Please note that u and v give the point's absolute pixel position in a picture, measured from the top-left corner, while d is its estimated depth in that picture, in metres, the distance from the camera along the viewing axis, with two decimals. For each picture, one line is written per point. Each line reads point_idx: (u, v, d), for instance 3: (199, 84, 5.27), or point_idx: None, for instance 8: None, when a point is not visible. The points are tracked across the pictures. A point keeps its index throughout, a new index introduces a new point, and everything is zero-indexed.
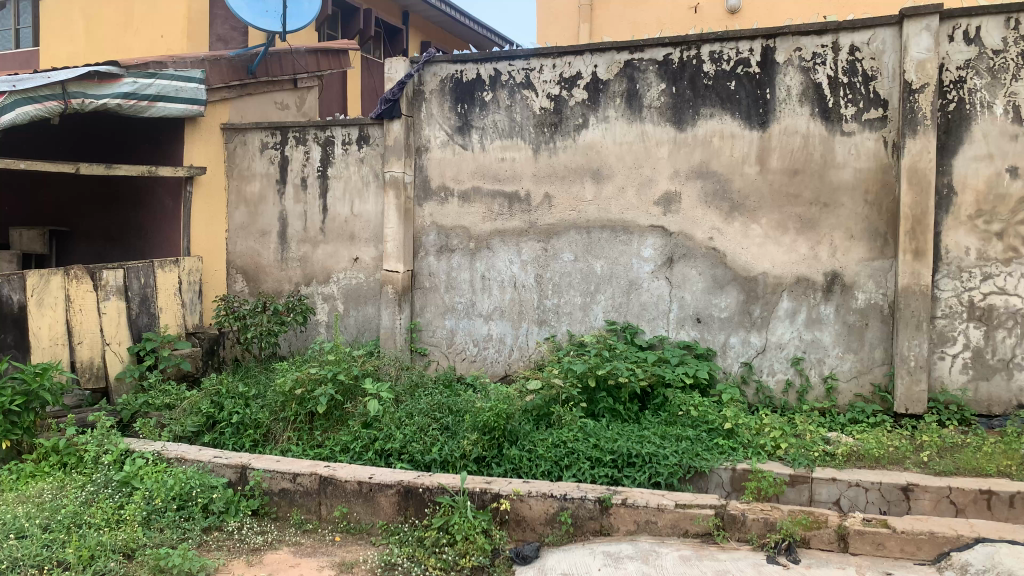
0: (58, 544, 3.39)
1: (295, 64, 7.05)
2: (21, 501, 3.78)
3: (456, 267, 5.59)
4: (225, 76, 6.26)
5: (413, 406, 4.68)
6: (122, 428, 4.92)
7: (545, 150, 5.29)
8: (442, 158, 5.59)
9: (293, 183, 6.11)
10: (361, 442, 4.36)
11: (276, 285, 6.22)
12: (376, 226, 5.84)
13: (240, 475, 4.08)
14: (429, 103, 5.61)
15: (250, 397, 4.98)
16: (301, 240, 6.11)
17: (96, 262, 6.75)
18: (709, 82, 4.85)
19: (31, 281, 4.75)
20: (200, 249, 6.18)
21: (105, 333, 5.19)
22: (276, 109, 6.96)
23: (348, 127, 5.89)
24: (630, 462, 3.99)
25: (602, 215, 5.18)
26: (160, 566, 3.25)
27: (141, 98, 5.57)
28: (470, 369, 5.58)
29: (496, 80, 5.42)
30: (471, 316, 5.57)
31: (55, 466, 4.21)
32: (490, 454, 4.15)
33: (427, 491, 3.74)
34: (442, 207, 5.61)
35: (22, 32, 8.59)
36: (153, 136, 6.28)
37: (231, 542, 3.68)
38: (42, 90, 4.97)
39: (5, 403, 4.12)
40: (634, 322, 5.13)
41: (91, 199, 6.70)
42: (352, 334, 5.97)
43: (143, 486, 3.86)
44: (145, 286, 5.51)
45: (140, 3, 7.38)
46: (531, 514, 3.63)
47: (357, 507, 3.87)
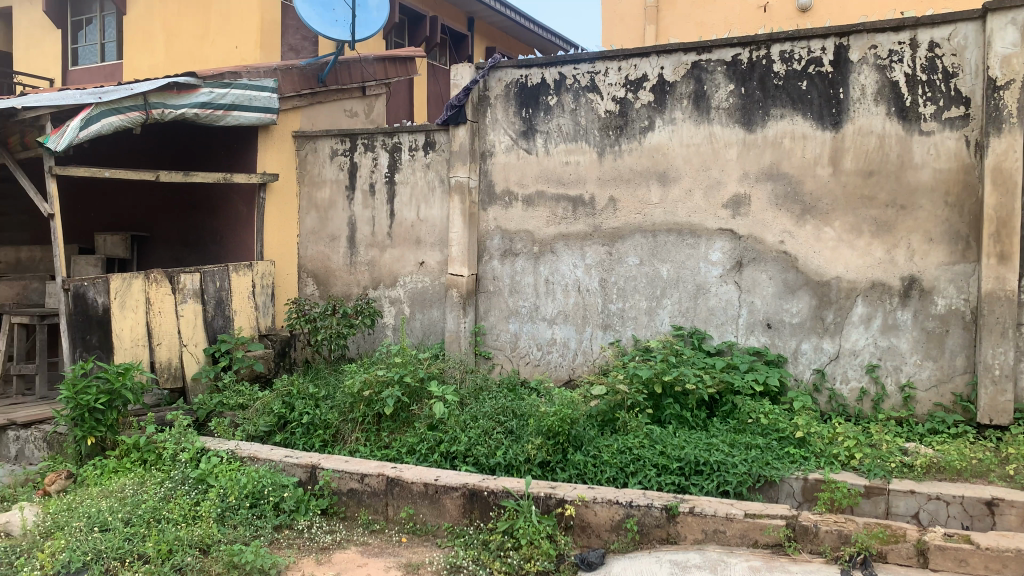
0: (138, 538, 3.54)
1: (363, 71, 7.19)
2: (105, 496, 3.95)
3: (521, 270, 5.60)
4: (297, 85, 6.43)
5: (478, 410, 4.71)
6: (198, 427, 5.08)
7: (610, 152, 5.26)
8: (507, 162, 5.61)
9: (362, 189, 6.23)
10: (427, 444, 4.41)
11: (345, 289, 6.34)
12: (442, 230, 5.90)
13: (310, 475, 4.16)
14: (494, 108, 5.65)
15: (321, 398, 5.10)
16: (369, 245, 6.22)
17: (174, 265, 6.99)
18: (780, 82, 4.75)
19: (115, 285, 5.00)
20: (272, 254, 6.35)
21: (183, 335, 5.37)
22: (346, 116, 7.11)
23: (415, 133, 5.97)
24: (698, 470, 3.92)
25: (669, 218, 5.11)
26: (234, 563, 3.33)
27: (217, 108, 5.78)
28: (534, 373, 5.57)
29: (561, 84, 5.41)
30: (535, 320, 5.57)
31: (136, 463, 4.37)
32: (555, 459, 4.14)
33: (492, 494, 3.74)
34: (507, 211, 5.63)
35: (106, 46, 8.91)
36: (230, 144, 6.50)
37: (301, 540, 3.76)
38: (125, 101, 5.15)
39: (89, 401, 4.34)
40: (701, 328, 5.05)
41: (170, 205, 6.94)
42: (418, 337, 6.03)
43: (218, 483, 3.98)
44: (221, 289, 5.67)
45: (217, 16, 7.65)
46: (597, 521, 3.61)
47: (424, 509, 3.90)
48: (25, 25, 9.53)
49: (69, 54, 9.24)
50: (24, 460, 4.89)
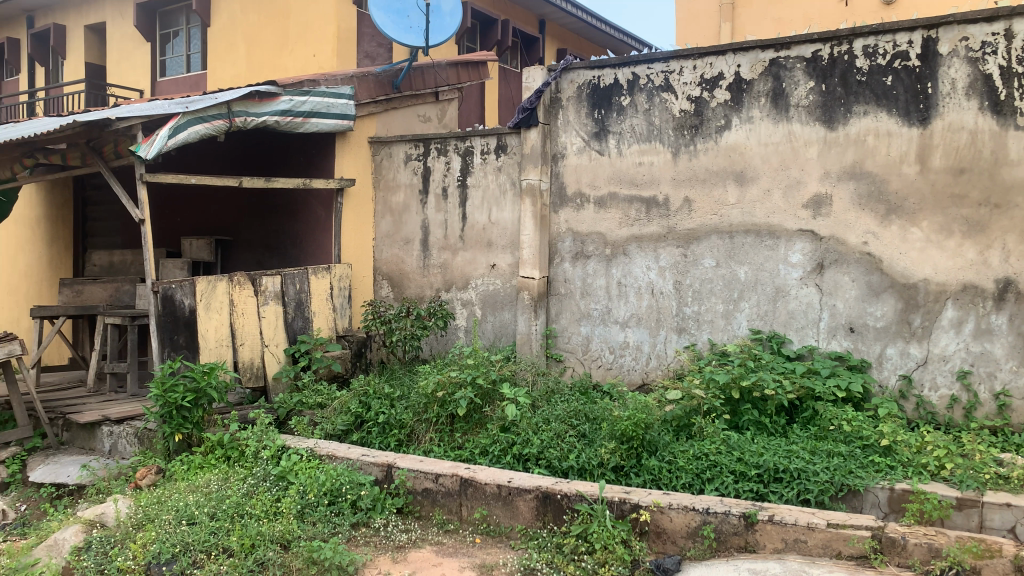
0: (223, 532, 3.67)
1: (436, 77, 7.27)
2: (191, 490, 4.10)
3: (593, 272, 5.57)
4: (373, 91, 6.56)
5: (550, 412, 4.70)
6: (279, 425, 5.22)
7: (685, 152, 5.18)
8: (579, 164, 5.60)
9: (435, 193, 6.31)
10: (500, 446, 4.43)
11: (419, 291, 6.43)
12: (513, 233, 5.91)
13: (386, 474, 4.22)
14: (566, 110, 5.64)
15: (396, 398, 5.18)
16: (442, 248, 6.29)
17: (256, 269, 7.21)
18: (863, 78, 4.60)
19: (200, 287, 5.21)
20: (349, 257, 6.49)
21: (264, 335, 5.53)
22: (420, 122, 7.20)
23: (487, 137, 6.01)
24: (777, 478, 3.82)
25: (747, 219, 5.00)
26: (314, 559, 3.42)
27: (297, 115, 5.94)
28: (607, 376, 5.53)
29: (634, 84, 5.36)
30: (608, 323, 5.52)
31: (220, 459, 4.53)
32: (629, 463, 4.10)
33: (566, 497, 3.73)
34: (578, 213, 5.61)
35: (191, 57, 9.26)
36: (308, 150, 6.68)
37: (378, 538, 3.82)
38: (211, 110, 5.34)
39: (177, 399, 4.52)
40: (780, 331, 4.92)
41: (252, 210, 7.16)
42: (490, 339, 6.05)
43: (297, 480, 4.08)
44: (301, 291, 5.81)
45: (295, 26, 7.87)
46: (672, 527, 3.55)
47: (497, 511, 3.92)
48: (117, 39, 9.96)
49: (157, 66, 9.60)
50: (118, 455, 5.07)
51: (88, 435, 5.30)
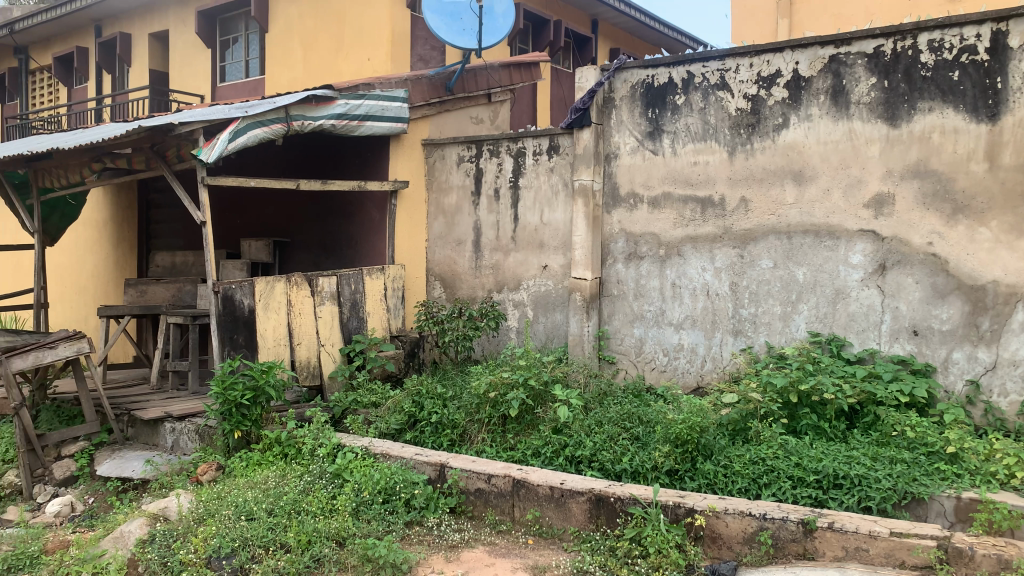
0: (280, 528, 3.74)
1: (489, 79, 7.30)
2: (250, 486, 4.19)
3: (646, 273, 5.52)
4: (426, 94, 6.63)
5: (603, 415, 4.67)
6: (334, 423, 5.29)
7: (742, 151, 5.10)
8: (632, 164, 5.55)
9: (487, 194, 6.33)
10: (552, 447, 4.42)
11: (471, 292, 6.46)
12: (565, 234, 5.89)
13: (439, 473, 4.25)
14: (619, 110, 5.60)
15: (448, 398, 5.20)
16: (494, 249, 6.31)
17: (312, 269, 7.33)
18: (928, 74, 4.47)
19: (259, 288, 5.31)
20: (402, 258, 6.56)
21: (320, 335, 5.63)
22: (472, 123, 7.24)
23: (539, 137, 6.00)
24: (837, 484, 3.73)
25: (805, 219, 4.90)
26: (368, 556, 3.47)
27: (352, 118, 6.03)
28: (660, 379, 5.47)
29: (689, 82, 5.30)
30: (661, 325, 5.46)
31: (278, 456, 4.61)
32: (684, 467, 4.05)
33: (619, 500, 3.70)
34: (632, 213, 5.57)
35: (250, 63, 9.47)
36: (363, 152, 6.77)
37: (431, 537, 3.85)
38: (269, 114, 5.46)
39: (236, 397, 4.64)
40: (840, 334, 4.80)
41: (309, 212, 7.29)
42: (542, 340, 6.04)
43: (353, 478, 4.14)
44: (356, 292, 5.89)
45: (350, 31, 7.99)
46: (728, 532, 3.50)
47: (550, 512, 3.91)
48: (180, 46, 10.23)
49: (218, 72, 9.83)
50: (180, 450, 5.23)
51: (152, 431, 5.48)
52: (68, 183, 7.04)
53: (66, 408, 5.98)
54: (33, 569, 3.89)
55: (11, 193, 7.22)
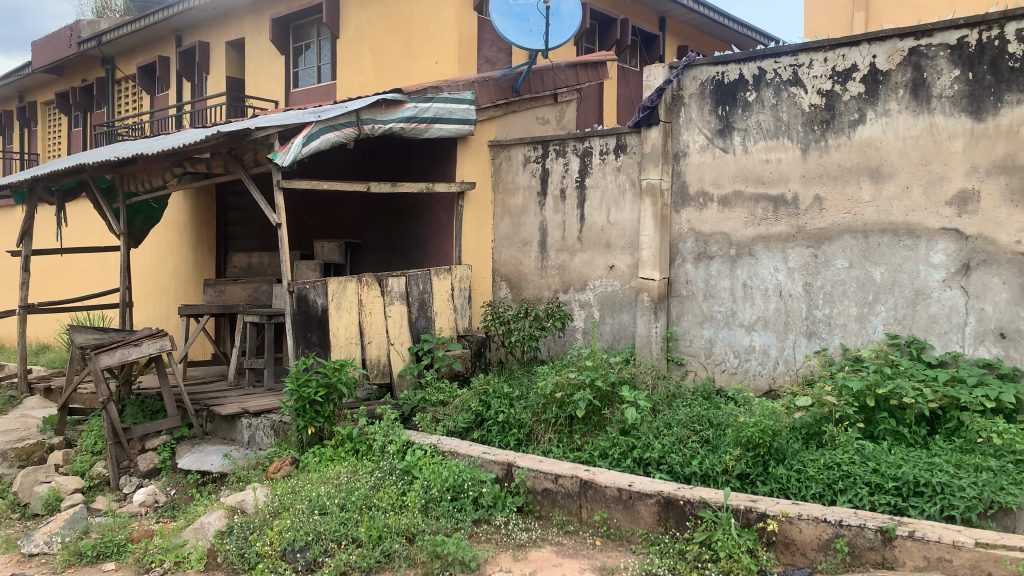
0: (352, 523, 3.82)
1: (555, 79, 7.29)
2: (323, 481, 4.29)
3: (716, 274, 5.43)
4: (493, 96, 6.66)
5: (671, 417, 4.63)
6: (403, 421, 5.38)
7: (816, 149, 4.97)
8: (702, 162, 5.48)
9: (554, 194, 6.33)
10: (620, 449, 4.39)
11: (537, 292, 6.47)
12: (633, 234, 5.84)
13: (507, 472, 4.27)
14: (689, 107, 5.53)
15: (515, 398, 5.22)
16: (560, 249, 6.31)
17: (381, 269, 7.47)
18: (1016, 65, 4.27)
19: (332, 287, 5.44)
20: (470, 258, 6.63)
21: (390, 334, 5.73)
22: (538, 124, 7.24)
23: (606, 137, 5.97)
24: (918, 492, 3.60)
25: (883, 217, 4.75)
26: (437, 552, 3.52)
27: (421, 121, 6.12)
28: (731, 381, 5.37)
29: (760, 79, 5.20)
30: (732, 326, 5.37)
31: (349, 452, 4.71)
32: (755, 471, 3.97)
33: (688, 504, 3.65)
34: (701, 212, 5.50)
35: (322, 68, 9.69)
36: (432, 155, 6.87)
37: (499, 536, 3.88)
38: (341, 118, 5.57)
39: (310, 394, 4.78)
40: (921, 336, 4.63)
41: (379, 213, 7.44)
42: (609, 341, 6.01)
43: (422, 475, 4.20)
44: (424, 292, 5.97)
45: (419, 34, 8.10)
46: (802, 538, 3.42)
47: (618, 514, 3.88)
48: (255, 54, 10.54)
49: (291, 78, 10.09)
50: (255, 445, 5.40)
51: (229, 427, 5.67)
52: (150, 187, 7.32)
53: (149, 403, 6.24)
54: (120, 556, 4.10)
55: (99, 197, 7.57)
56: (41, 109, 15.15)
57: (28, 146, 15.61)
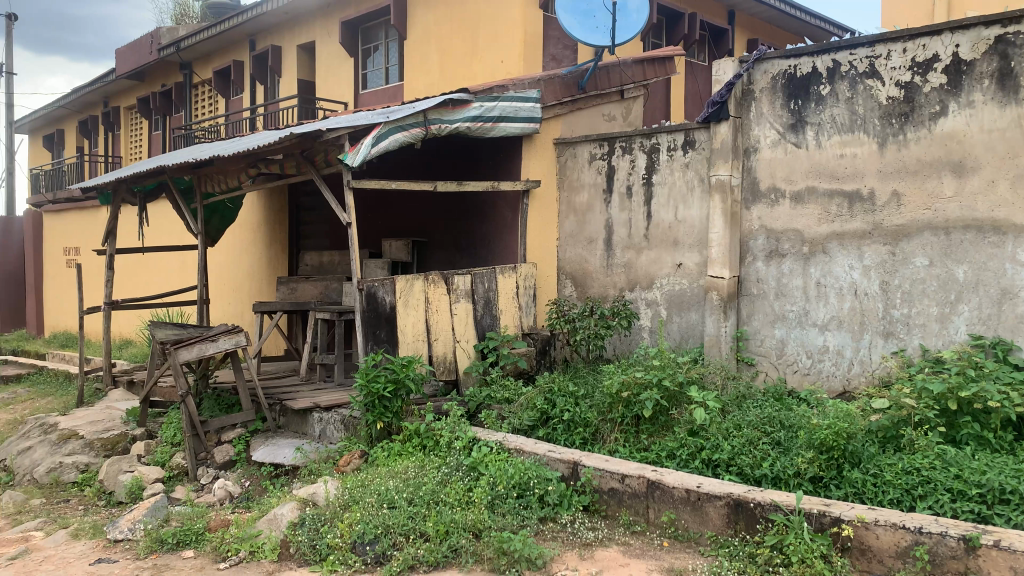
0: (419, 517, 3.87)
1: (622, 75, 7.22)
2: (391, 476, 4.35)
3: (788, 272, 5.31)
4: (559, 93, 6.64)
5: (741, 418, 4.55)
6: (469, 417, 5.42)
7: (894, 143, 4.81)
8: (773, 158, 5.36)
9: (620, 191, 6.28)
10: (688, 449, 4.33)
11: (602, 291, 6.43)
12: (701, 231, 5.75)
13: (573, 471, 4.26)
14: (759, 102, 5.42)
15: (580, 397, 5.20)
16: (626, 247, 6.26)
17: (449, 268, 7.56)
18: None
19: (400, 286, 5.52)
20: (535, 256, 6.63)
21: (456, 332, 5.78)
22: (604, 121, 7.14)
23: (674, 133, 5.89)
24: (1004, 499, 3.44)
25: (966, 214, 4.56)
26: (503, 549, 3.56)
27: (486, 120, 6.15)
28: (803, 382, 5.24)
29: (835, 71, 5.06)
30: (804, 326, 5.24)
31: (417, 447, 4.77)
32: (829, 475, 3.87)
33: (758, 506, 3.58)
34: (773, 209, 5.37)
35: (390, 69, 9.84)
36: (497, 152, 6.90)
37: (565, 534, 3.88)
38: (409, 119, 5.64)
39: (379, 389, 4.86)
40: (1006, 338, 4.43)
41: (446, 213, 7.54)
42: (676, 340, 5.93)
43: (488, 472, 4.23)
44: (489, 290, 5.98)
45: (485, 34, 8.14)
46: (879, 545, 3.31)
47: (685, 515, 3.83)
48: (325, 56, 10.77)
49: (360, 79, 10.28)
50: (326, 439, 5.51)
51: (301, 421, 5.80)
52: (226, 188, 7.55)
53: (225, 397, 6.44)
54: (199, 545, 4.25)
55: (178, 197, 7.84)
56: (123, 114, 15.82)
57: (112, 150, 16.31)
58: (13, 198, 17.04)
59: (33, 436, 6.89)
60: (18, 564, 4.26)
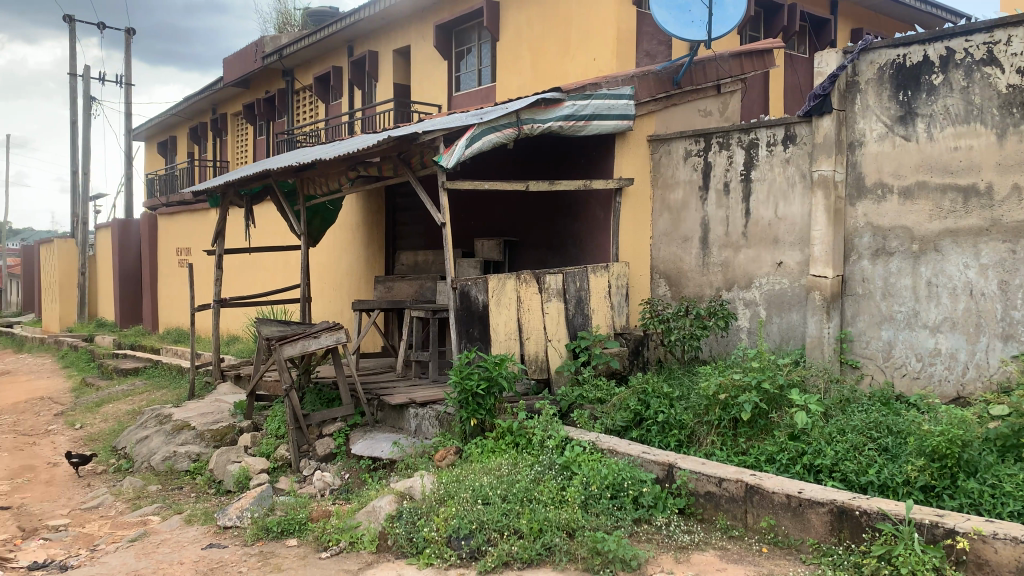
0: (514, 514, 3.90)
1: (718, 69, 7.05)
2: (486, 472, 4.40)
3: (896, 271, 5.07)
4: (653, 90, 6.52)
5: (845, 423, 4.39)
6: (561, 416, 5.41)
7: (1014, 133, 4.54)
8: (880, 152, 5.14)
9: (716, 188, 6.16)
10: (788, 455, 4.20)
11: (698, 290, 6.32)
12: (803, 229, 5.57)
13: (667, 473, 4.20)
14: (865, 94, 5.20)
15: (675, 398, 5.11)
16: (723, 245, 6.12)
17: (541, 267, 7.59)
18: None
19: (493, 285, 5.58)
20: (627, 255, 6.58)
21: (548, 331, 5.77)
22: (700, 116, 7.02)
23: (773, 128, 5.73)
24: None
25: None
26: (597, 549, 3.55)
27: (579, 119, 6.13)
28: (913, 387, 5.01)
29: (948, 60, 4.82)
30: (914, 327, 5.00)
31: (510, 445, 4.81)
32: (941, 484, 3.69)
33: (865, 514, 3.45)
34: (879, 205, 5.15)
35: (482, 70, 9.94)
36: (589, 151, 6.88)
37: (660, 537, 3.84)
38: (502, 119, 5.68)
39: (472, 386, 4.93)
40: None
41: (538, 212, 7.58)
42: (777, 341, 5.77)
43: (581, 471, 4.22)
44: (580, 289, 5.95)
45: (577, 32, 8.13)
46: (997, 560, 3.11)
47: (786, 521, 3.72)
48: (420, 60, 10.99)
49: (453, 82, 10.44)
50: (422, 434, 5.63)
51: (398, 416, 5.93)
52: (327, 190, 7.81)
53: (326, 391, 6.67)
54: (302, 534, 4.42)
55: (281, 199, 8.16)
56: (231, 121, 16.61)
57: (220, 155, 17.14)
58: (131, 201, 18.13)
59: (150, 426, 7.33)
60: (138, 545, 4.55)
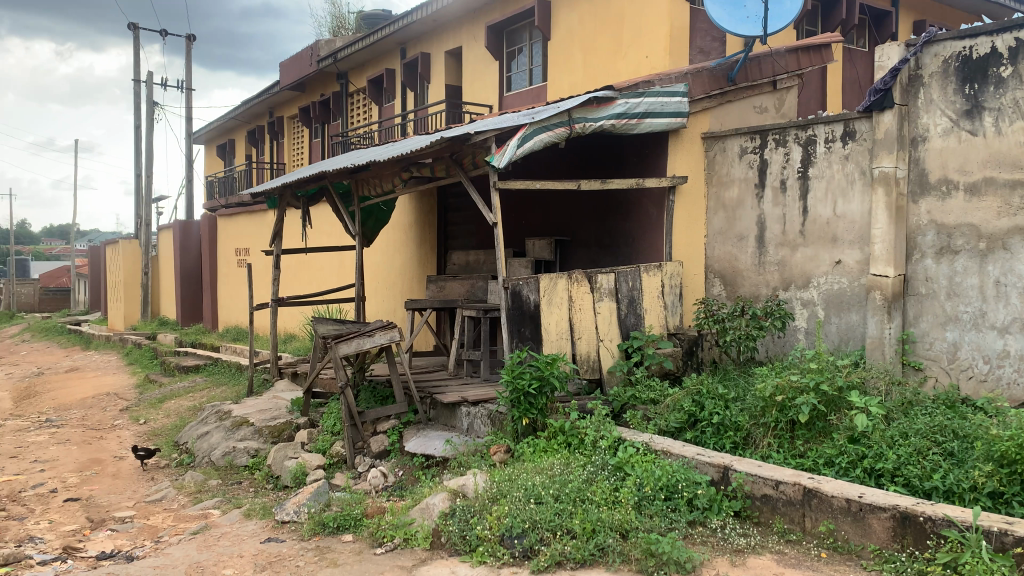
0: (566, 514, 3.89)
1: (774, 65, 6.94)
2: (538, 471, 4.39)
3: (962, 271, 4.91)
4: (706, 86, 6.44)
5: (907, 426, 4.27)
6: (614, 417, 5.39)
7: None
8: (945, 147, 4.98)
9: (772, 186, 6.05)
10: (848, 458, 4.11)
11: (753, 290, 6.22)
12: (863, 227, 5.44)
13: (723, 475, 4.15)
14: (929, 87, 5.05)
15: (730, 400, 5.04)
16: (780, 244, 6.01)
17: (592, 267, 7.58)
18: None
19: (545, 284, 5.54)
20: (681, 254, 6.52)
21: (600, 330, 5.72)
22: (756, 113, 6.90)
23: (832, 124, 5.61)
24: None
25: None
26: (651, 551, 3.52)
27: (631, 117, 6.09)
28: (980, 390, 4.86)
29: (1018, 51, 4.65)
30: (982, 328, 4.84)
31: (562, 444, 4.80)
32: (1011, 490, 3.56)
33: (930, 520, 3.36)
34: (944, 202, 4.99)
35: (534, 70, 9.94)
36: (642, 150, 6.83)
37: (715, 539, 3.79)
38: (553, 118, 5.66)
39: (524, 385, 4.94)
40: None
41: (590, 212, 7.56)
42: (835, 342, 5.66)
43: (634, 472, 4.19)
44: (633, 289, 5.90)
45: (630, 30, 8.08)
46: None
47: (846, 526, 3.64)
48: (471, 61, 11.04)
49: (505, 82, 10.47)
50: (474, 433, 5.67)
51: (450, 414, 6.00)
52: (380, 191, 7.91)
53: (380, 389, 6.77)
54: (357, 529, 4.49)
55: (336, 200, 8.28)
56: (287, 123, 16.94)
57: (277, 157, 17.49)
58: (191, 203, 18.63)
59: (210, 422, 7.52)
60: (200, 538, 4.67)
